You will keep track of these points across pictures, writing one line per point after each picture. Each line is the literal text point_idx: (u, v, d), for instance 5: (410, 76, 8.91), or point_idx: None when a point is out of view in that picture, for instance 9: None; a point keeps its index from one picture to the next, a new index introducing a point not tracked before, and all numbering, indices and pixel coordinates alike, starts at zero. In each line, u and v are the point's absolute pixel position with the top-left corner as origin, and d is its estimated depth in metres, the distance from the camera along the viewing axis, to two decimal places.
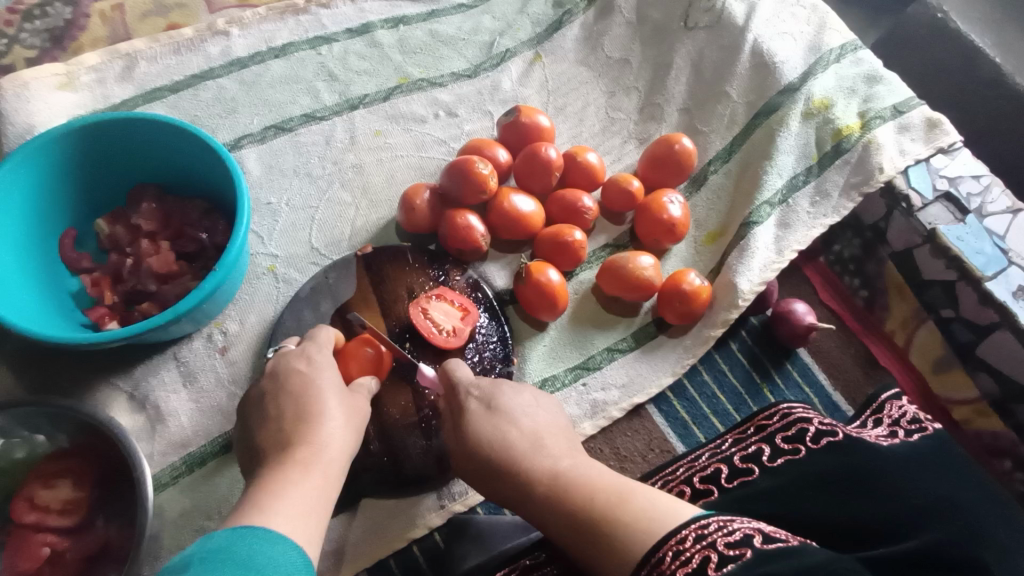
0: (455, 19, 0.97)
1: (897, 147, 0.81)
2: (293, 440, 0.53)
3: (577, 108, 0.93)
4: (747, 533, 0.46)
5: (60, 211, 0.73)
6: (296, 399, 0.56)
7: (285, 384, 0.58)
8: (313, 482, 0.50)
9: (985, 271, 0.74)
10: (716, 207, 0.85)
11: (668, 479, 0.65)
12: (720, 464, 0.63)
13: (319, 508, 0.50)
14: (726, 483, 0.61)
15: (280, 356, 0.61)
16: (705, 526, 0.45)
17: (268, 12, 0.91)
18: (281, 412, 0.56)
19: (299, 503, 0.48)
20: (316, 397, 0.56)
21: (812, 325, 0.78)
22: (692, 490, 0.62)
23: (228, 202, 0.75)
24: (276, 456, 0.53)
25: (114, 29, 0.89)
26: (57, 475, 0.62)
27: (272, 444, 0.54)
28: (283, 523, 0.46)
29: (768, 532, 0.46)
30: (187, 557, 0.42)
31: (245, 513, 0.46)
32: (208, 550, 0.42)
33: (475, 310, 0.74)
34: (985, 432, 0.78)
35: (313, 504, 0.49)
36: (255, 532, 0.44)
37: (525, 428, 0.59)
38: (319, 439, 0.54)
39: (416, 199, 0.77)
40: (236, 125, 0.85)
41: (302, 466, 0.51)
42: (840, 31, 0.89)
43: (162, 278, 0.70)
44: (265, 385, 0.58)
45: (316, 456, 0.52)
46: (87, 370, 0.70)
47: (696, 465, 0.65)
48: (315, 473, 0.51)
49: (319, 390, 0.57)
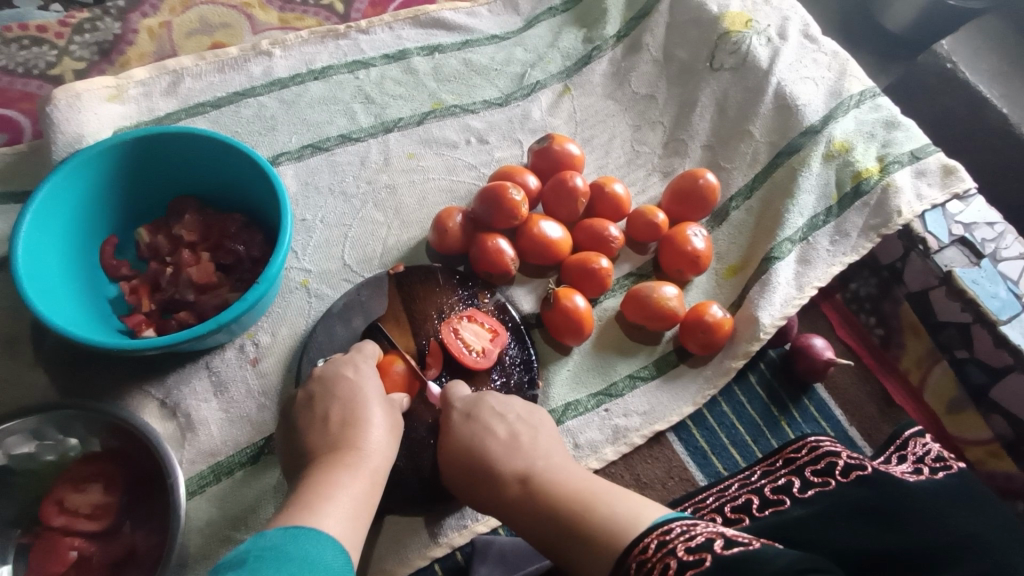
0: (488, 50, 1.00)
1: (915, 191, 0.84)
2: (340, 445, 0.59)
3: (603, 140, 0.96)
4: (709, 537, 0.49)
5: (102, 219, 0.74)
6: (346, 406, 0.62)
7: (333, 389, 0.63)
8: (359, 486, 0.57)
9: (1000, 315, 0.76)
10: (737, 241, 0.88)
11: (699, 506, 0.67)
12: (751, 495, 0.65)
13: (364, 510, 0.56)
14: (757, 512, 0.63)
15: (329, 362, 0.66)
16: (668, 532, 0.50)
17: (310, 35, 0.94)
18: (329, 416, 0.61)
19: (350, 504, 0.55)
20: (363, 406, 0.62)
21: (831, 360, 0.79)
22: (724, 519, 0.64)
23: (266, 217, 0.77)
24: (326, 456, 0.59)
25: (161, 46, 0.92)
26: (88, 479, 0.63)
27: (321, 445, 0.60)
28: (332, 525, 0.52)
29: (730, 537, 0.49)
30: (245, 552, 0.48)
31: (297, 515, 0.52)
32: (264, 548, 0.48)
33: (505, 332, 0.76)
34: (998, 474, 0.79)
35: (360, 506, 0.56)
36: (307, 531, 0.50)
37: (502, 433, 0.64)
38: (365, 447, 0.59)
39: (449, 222, 0.79)
40: (275, 142, 0.88)
41: (350, 470, 0.57)
42: (859, 78, 0.93)
43: (201, 289, 0.71)
44: (313, 388, 0.64)
45: (362, 462, 0.58)
46: (121, 377, 0.71)
47: (726, 494, 0.67)
48: (360, 479, 0.57)
49: (365, 398, 0.63)
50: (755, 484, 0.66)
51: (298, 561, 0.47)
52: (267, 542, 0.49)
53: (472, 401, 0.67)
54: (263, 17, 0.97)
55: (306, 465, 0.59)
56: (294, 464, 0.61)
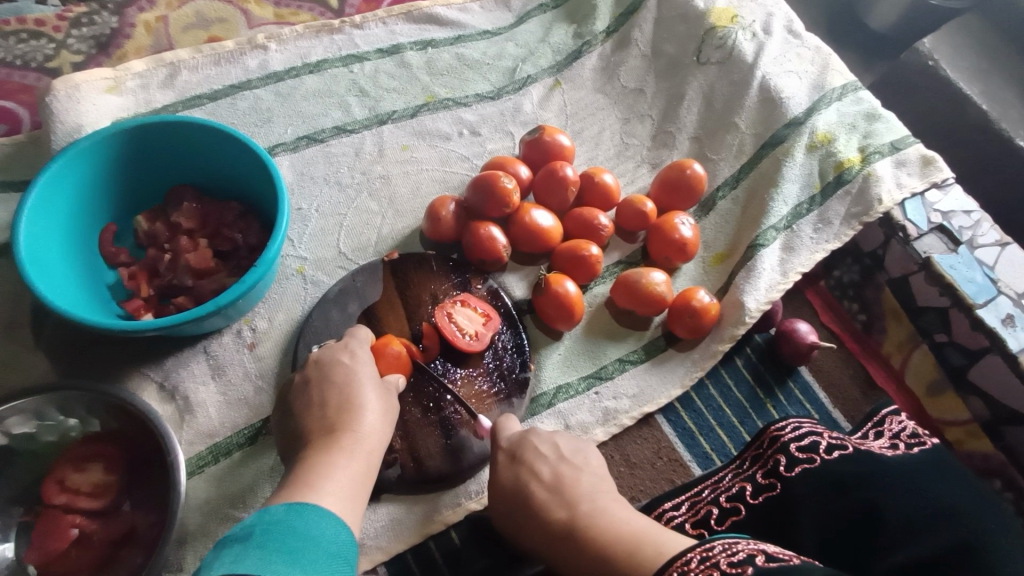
0: (480, 45, 1.02)
1: (895, 180, 0.87)
2: (335, 427, 0.61)
3: (593, 133, 0.98)
4: (750, 553, 0.51)
5: (101, 207, 0.76)
6: (340, 390, 0.63)
7: (330, 373, 0.65)
8: (356, 466, 0.59)
9: (976, 299, 0.78)
10: (723, 230, 0.90)
11: (695, 500, 0.67)
12: (744, 483, 0.66)
13: (361, 489, 0.58)
14: (751, 499, 0.64)
15: (324, 348, 0.68)
16: (709, 549, 0.51)
17: (305, 30, 0.96)
18: (325, 400, 0.63)
19: (347, 484, 0.57)
20: (357, 390, 0.63)
21: (814, 344, 0.81)
22: (719, 510, 0.65)
23: (263, 205, 0.78)
24: (322, 438, 0.60)
25: (158, 39, 0.94)
26: (89, 459, 0.64)
27: (317, 427, 0.61)
28: (332, 504, 0.55)
29: (771, 553, 0.51)
30: (250, 526, 0.50)
31: (298, 492, 0.54)
32: (271, 522, 0.50)
33: (497, 316, 0.77)
34: (977, 453, 0.81)
35: (356, 486, 0.58)
36: (310, 508, 0.52)
37: (545, 475, 0.64)
38: (360, 429, 0.61)
39: (442, 210, 0.81)
40: (271, 133, 0.89)
41: (346, 452, 0.59)
42: (842, 72, 0.95)
43: (199, 274, 0.73)
44: (310, 372, 0.66)
45: (357, 444, 0.60)
46: (120, 360, 0.72)
47: (720, 485, 0.67)
48: (357, 460, 0.59)
49: (359, 381, 0.64)
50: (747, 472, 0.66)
51: (302, 536, 0.49)
52: (272, 517, 0.51)
53: (517, 441, 0.67)
54: (258, 12, 0.99)
55: (302, 446, 0.61)
56: (291, 444, 0.63)
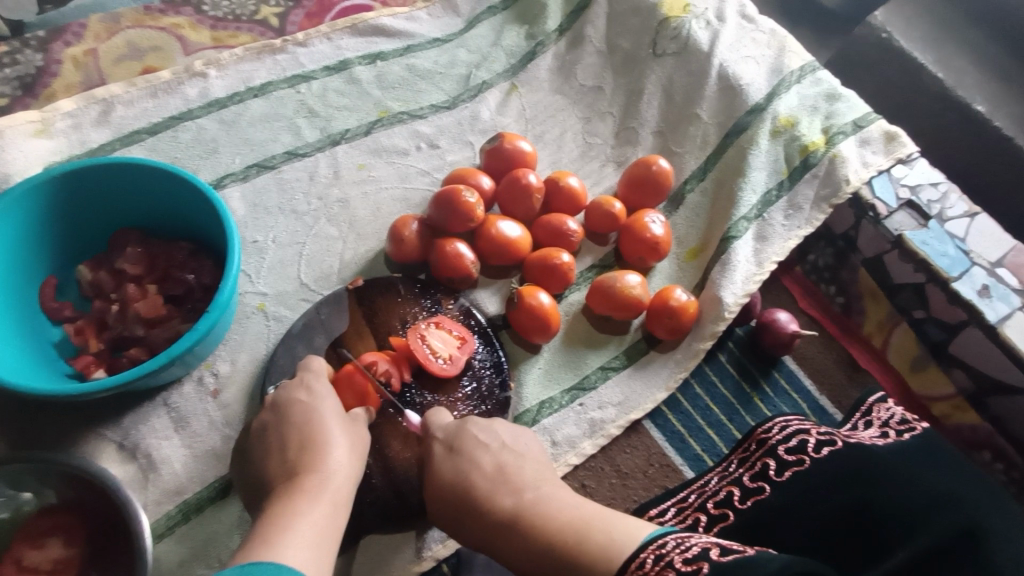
0: (431, 53, 0.99)
1: (860, 160, 0.86)
2: (299, 470, 0.57)
3: (555, 135, 0.96)
4: (704, 547, 0.46)
5: (39, 260, 0.71)
6: (301, 428, 0.60)
7: (287, 414, 0.61)
8: (321, 509, 0.53)
9: (951, 272, 0.78)
10: (694, 224, 0.88)
11: (682, 507, 0.66)
12: (732, 486, 0.64)
13: (329, 537, 0.52)
14: (739, 504, 0.62)
15: (279, 388, 0.64)
16: (662, 546, 0.47)
17: (245, 52, 0.92)
18: (285, 442, 0.59)
19: (310, 533, 0.51)
20: (319, 425, 0.60)
21: (796, 333, 0.80)
22: (708, 517, 0.63)
23: (214, 242, 0.74)
24: (285, 485, 0.56)
25: (88, 75, 0.88)
26: (46, 534, 0.61)
27: (279, 474, 0.57)
28: (294, 556, 0.48)
29: (723, 545, 0.47)
30: None
31: (253, 548, 0.48)
32: None
33: (473, 338, 0.75)
34: (964, 426, 0.81)
35: (323, 531, 0.52)
36: (262, 566, 0.45)
37: (487, 465, 0.60)
38: (325, 467, 0.57)
39: (404, 230, 0.77)
40: (218, 165, 0.85)
41: (310, 494, 0.54)
42: (798, 53, 0.94)
43: (150, 323, 0.69)
44: (267, 417, 0.62)
45: (321, 485, 0.55)
46: (74, 423, 0.68)
47: (707, 490, 0.66)
48: (322, 502, 0.54)
49: (320, 417, 0.61)
50: (733, 475, 0.65)
51: None
52: None
53: (453, 433, 0.63)
54: (195, 37, 0.94)
55: (266, 496, 0.57)
56: (257, 494, 0.59)
